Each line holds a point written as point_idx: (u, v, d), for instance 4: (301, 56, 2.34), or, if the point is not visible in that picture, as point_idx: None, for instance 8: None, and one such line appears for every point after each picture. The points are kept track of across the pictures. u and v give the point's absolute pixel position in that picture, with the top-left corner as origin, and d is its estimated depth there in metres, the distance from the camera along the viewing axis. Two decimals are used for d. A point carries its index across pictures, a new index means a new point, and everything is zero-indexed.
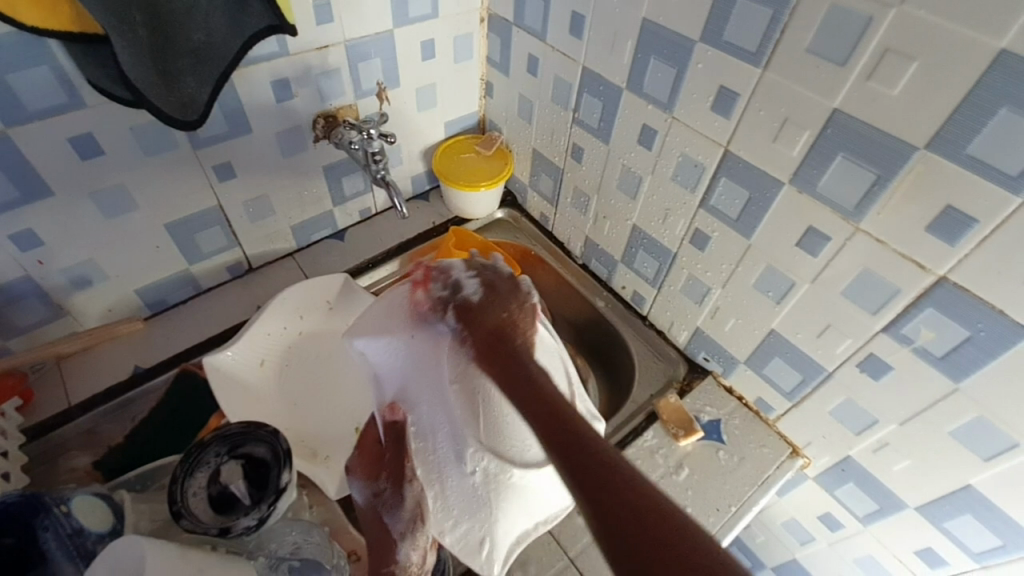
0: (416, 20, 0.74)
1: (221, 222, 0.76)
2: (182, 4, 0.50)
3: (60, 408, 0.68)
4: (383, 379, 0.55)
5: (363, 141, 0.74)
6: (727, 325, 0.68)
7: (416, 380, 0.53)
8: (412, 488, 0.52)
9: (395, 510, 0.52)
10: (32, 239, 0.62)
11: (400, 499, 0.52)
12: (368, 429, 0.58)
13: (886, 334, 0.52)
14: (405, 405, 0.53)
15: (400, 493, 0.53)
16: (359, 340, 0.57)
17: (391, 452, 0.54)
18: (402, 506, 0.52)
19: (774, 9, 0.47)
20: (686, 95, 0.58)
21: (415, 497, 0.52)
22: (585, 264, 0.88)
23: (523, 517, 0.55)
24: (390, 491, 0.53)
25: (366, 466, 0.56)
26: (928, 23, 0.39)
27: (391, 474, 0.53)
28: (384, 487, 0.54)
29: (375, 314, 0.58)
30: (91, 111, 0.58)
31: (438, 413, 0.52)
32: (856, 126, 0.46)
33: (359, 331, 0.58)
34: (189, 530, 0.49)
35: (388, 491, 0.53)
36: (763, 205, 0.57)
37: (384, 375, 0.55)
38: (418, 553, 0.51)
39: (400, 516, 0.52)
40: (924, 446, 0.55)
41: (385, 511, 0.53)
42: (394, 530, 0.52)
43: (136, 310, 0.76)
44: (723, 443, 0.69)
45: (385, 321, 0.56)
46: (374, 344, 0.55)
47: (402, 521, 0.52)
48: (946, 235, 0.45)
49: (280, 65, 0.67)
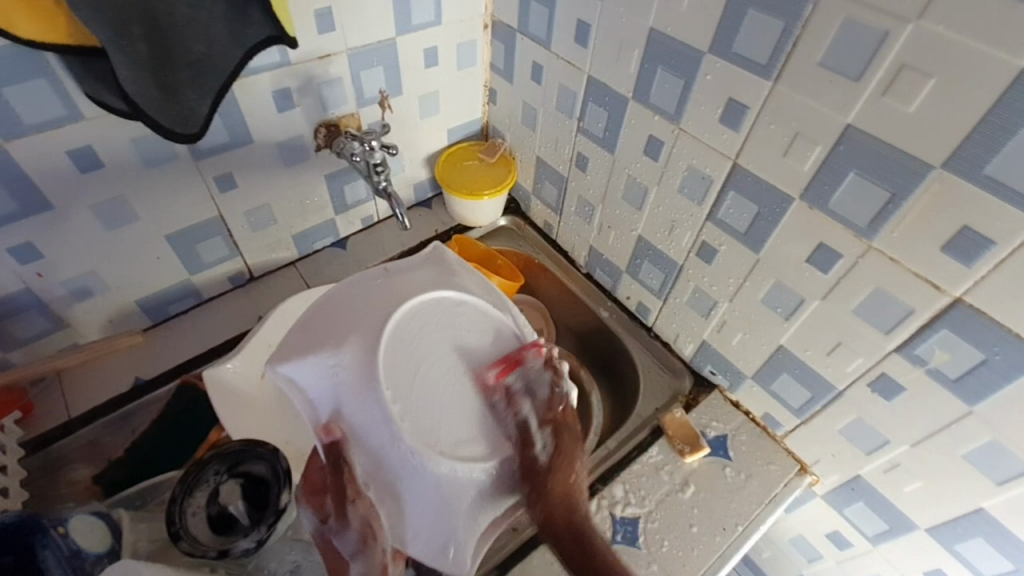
0: (419, 28, 0.73)
1: (222, 232, 0.75)
2: (182, 15, 0.49)
3: (60, 420, 0.68)
4: (314, 401, 0.47)
5: (364, 152, 0.73)
6: (733, 339, 0.67)
7: (353, 389, 0.45)
8: (356, 508, 0.46)
9: (342, 535, 0.46)
10: (31, 252, 0.61)
11: (344, 524, 0.46)
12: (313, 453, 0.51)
13: (899, 354, 0.51)
14: (342, 424, 0.46)
15: (343, 515, 0.46)
16: (281, 369, 0.48)
17: (333, 478, 0.46)
18: (348, 528, 0.46)
19: (784, 21, 0.46)
20: (695, 106, 0.57)
21: (362, 518, 0.46)
22: (589, 273, 0.87)
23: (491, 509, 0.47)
24: (335, 516, 0.47)
25: (308, 493, 0.50)
26: (948, 40, 0.38)
27: (334, 497, 0.46)
28: (329, 512, 0.47)
29: (300, 336, 0.51)
30: (89, 124, 0.57)
31: (378, 410, 0.44)
32: (870, 142, 0.45)
33: (281, 355, 0.50)
34: (188, 554, 0.49)
35: (332, 515, 0.47)
36: (772, 220, 0.55)
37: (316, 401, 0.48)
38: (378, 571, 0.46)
39: (348, 539, 0.46)
40: (936, 468, 0.54)
41: (333, 537, 0.47)
42: (345, 553, 0.47)
43: (136, 321, 0.76)
44: (730, 459, 0.68)
45: (316, 342, 0.49)
46: (300, 364, 0.47)
47: (352, 545, 0.46)
48: (962, 257, 0.43)
49: (281, 75, 0.66)
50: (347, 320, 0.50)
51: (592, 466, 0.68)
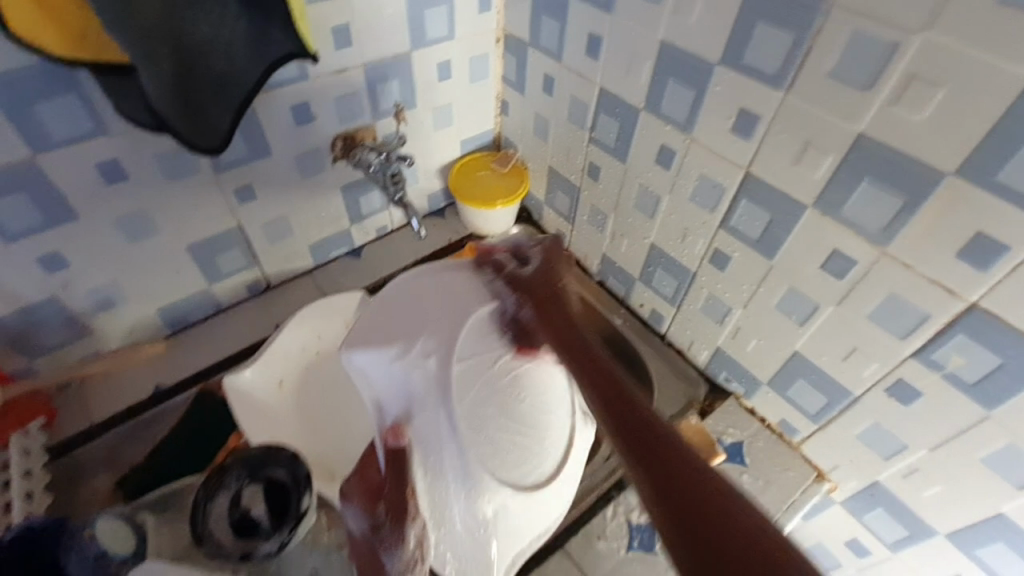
0: (433, 43, 0.75)
1: (242, 242, 0.77)
2: (203, 36, 0.50)
3: (83, 427, 0.69)
4: (385, 404, 0.49)
5: (381, 163, 0.76)
6: (748, 345, 0.68)
7: (426, 393, 0.47)
8: (413, 527, 0.47)
9: (393, 552, 0.48)
10: (57, 262, 0.63)
11: (397, 537, 0.48)
12: (369, 457, 0.53)
13: (915, 360, 0.51)
14: (412, 428, 0.47)
15: (399, 529, 0.48)
16: (356, 356, 0.49)
17: (390, 482, 0.47)
18: (401, 546, 0.48)
19: (795, 33, 0.47)
20: (706, 116, 0.58)
21: (417, 537, 0.48)
22: (601, 281, 0.88)
23: (524, 537, 0.51)
24: (388, 526, 0.49)
25: (364, 496, 0.51)
26: (955, 50, 0.39)
27: (389, 508, 0.48)
28: (383, 522, 0.49)
29: (371, 326, 0.51)
30: (116, 138, 0.59)
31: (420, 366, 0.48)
32: (882, 150, 0.46)
33: (354, 341, 0.50)
34: (211, 555, 0.50)
35: (387, 527, 0.49)
36: (786, 226, 0.56)
37: (386, 399, 0.49)
38: None
39: (397, 557, 0.48)
40: (954, 473, 0.54)
41: (384, 549, 0.49)
42: (392, 569, 0.48)
43: (156, 330, 0.77)
44: (747, 466, 0.70)
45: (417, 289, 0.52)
46: (371, 355, 0.49)
47: (400, 563, 0.48)
48: (976, 262, 0.44)
49: (299, 90, 0.68)
50: (408, 307, 0.51)
51: (608, 474, 0.67)
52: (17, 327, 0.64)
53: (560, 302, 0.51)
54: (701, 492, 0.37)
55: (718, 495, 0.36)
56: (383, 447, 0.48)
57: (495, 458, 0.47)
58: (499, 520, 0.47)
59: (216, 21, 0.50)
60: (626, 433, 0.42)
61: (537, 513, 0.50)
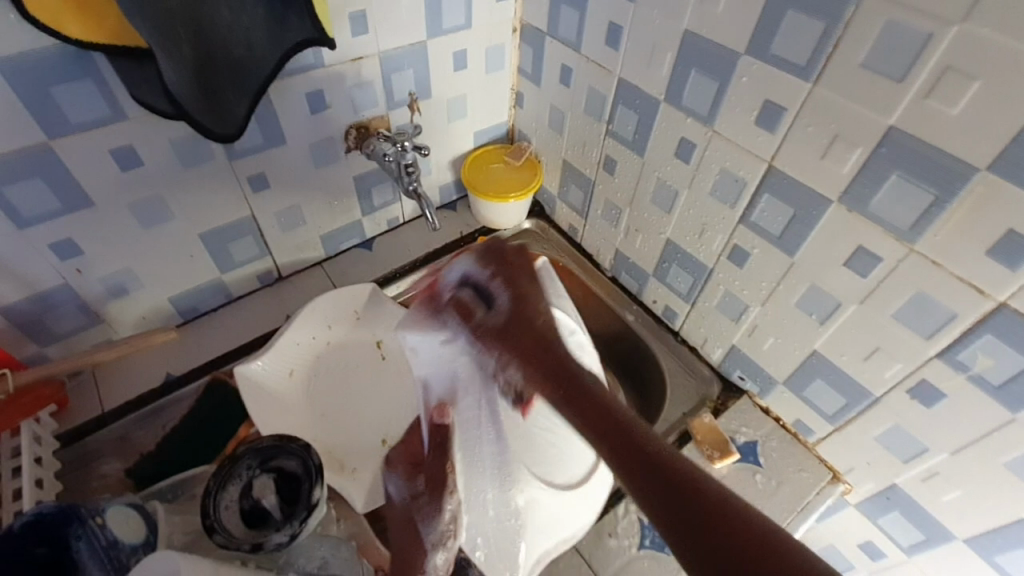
0: (449, 32, 0.74)
1: (254, 231, 0.76)
2: (223, 19, 0.50)
3: (95, 413, 0.69)
4: (430, 383, 0.53)
5: (396, 153, 0.74)
6: (765, 344, 0.67)
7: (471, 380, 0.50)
8: (451, 501, 0.49)
9: (430, 520, 0.49)
10: (71, 248, 0.63)
11: (434, 506, 0.49)
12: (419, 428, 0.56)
13: (940, 360, 0.50)
14: (455, 408, 0.51)
15: (438, 500, 0.49)
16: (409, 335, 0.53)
17: (433, 453, 0.51)
18: (438, 517, 0.49)
19: (826, 23, 0.46)
20: (729, 108, 0.56)
21: (453, 512, 0.49)
22: (614, 276, 0.87)
23: (547, 537, 0.55)
24: (427, 497, 0.50)
25: (406, 466, 0.55)
26: (994, 41, 0.38)
27: (429, 480, 0.51)
28: (421, 492, 0.51)
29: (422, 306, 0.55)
30: (131, 123, 0.58)
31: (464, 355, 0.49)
32: (912, 144, 0.44)
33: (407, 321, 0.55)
34: (222, 546, 0.49)
35: (425, 496, 0.51)
36: (809, 222, 0.55)
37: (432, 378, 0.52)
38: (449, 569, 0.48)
39: (434, 526, 0.49)
40: (975, 476, 0.53)
41: (420, 519, 0.50)
42: (426, 538, 0.49)
43: (168, 318, 0.77)
44: (761, 466, 0.67)
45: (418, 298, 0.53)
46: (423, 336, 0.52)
47: (436, 532, 0.48)
48: (1008, 260, 0.43)
49: (314, 77, 0.67)
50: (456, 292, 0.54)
51: None
52: (30, 312, 0.64)
53: (537, 331, 0.44)
54: (722, 534, 0.30)
55: (734, 526, 0.31)
56: (428, 423, 0.52)
57: (527, 453, 0.55)
58: (528, 509, 0.53)
59: (235, 4, 0.50)
60: (624, 469, 0.36)
61: (565, 509, 0.55)
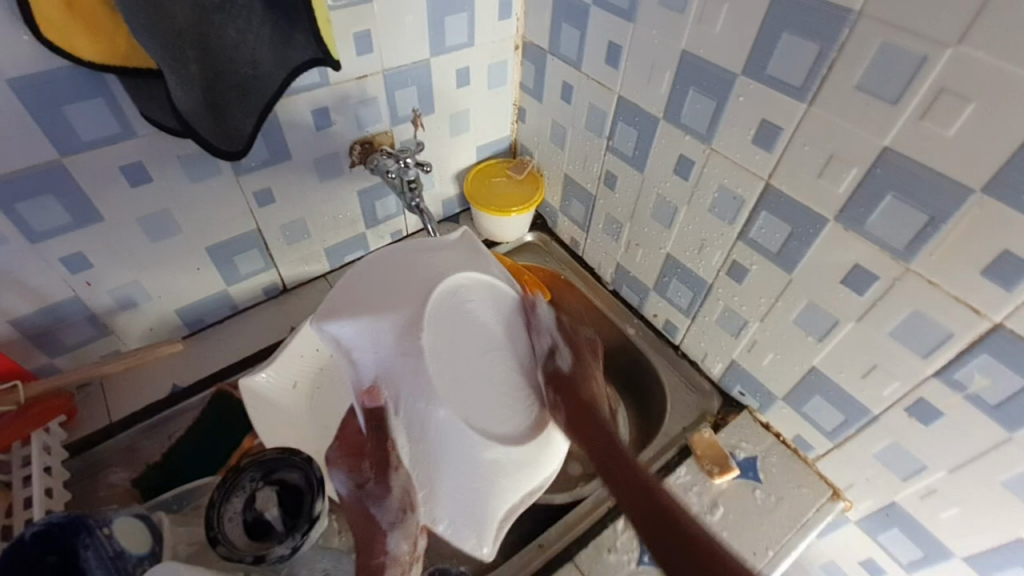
0: (452, 49, 0.75)
1: (259, 244, 0.78)
2: (231, 39, 0.51)
3: (101, 424, 0.70)
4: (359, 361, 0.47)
5: (399, 169, 0.75)
6: (764, 359, 0.67)
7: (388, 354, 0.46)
8: (398, 477, 0.47)
9: (382, 501, 0.48)
10: (81, 262, 0.64)
11: (384, 490, 0.48)
12: (350, 419, 0.53)
13: (937, 379, 0.50)
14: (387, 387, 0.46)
15: (385, 481, 0.48)
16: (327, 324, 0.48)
17: (372, 441, 0.47)
18: (388, 496, 0.48)
19: (821, 45, 0.46)
20: (726, 126, 0.57)
21: (401, 487, 0.47)
22: (615, 289, 0.87)
23: (511, 493, 0.50)
24: (374, 481, 0.48)
25: (347, 456, 0.51)
26: (986, 65, 0.38)
27: (375, 464, 0.48)
28: (367, 477, 0.49)
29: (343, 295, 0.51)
30: (142, 140, 0.60)
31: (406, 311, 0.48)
32: (907, 165, 0.45)
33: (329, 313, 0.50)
34: (225, 558, 0.50)
35: (372, 481, 0.48)
36: (806, 239, 0.55)
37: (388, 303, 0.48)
38: (410, 541, 0.47)
39: (387, 506, 0.48)
40: (974, 495, 0.53)
41: (373, 503, 0.49)
42: (383, 522, 0.48)
43: (175, 330, 0.78)
44: (761, 482, 0.67)
45: (404, 294, 0.48)
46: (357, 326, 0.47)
47: (391, 513, 0.48)
48: (1003, 281, 0.43)
49: (321, 95, 0.68)
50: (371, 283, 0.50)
51: None
52: (42, 323, 0.66)
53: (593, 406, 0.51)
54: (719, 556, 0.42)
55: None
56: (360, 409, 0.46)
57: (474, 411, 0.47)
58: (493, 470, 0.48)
59: (243, 25, 0.51)
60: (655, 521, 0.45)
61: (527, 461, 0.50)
